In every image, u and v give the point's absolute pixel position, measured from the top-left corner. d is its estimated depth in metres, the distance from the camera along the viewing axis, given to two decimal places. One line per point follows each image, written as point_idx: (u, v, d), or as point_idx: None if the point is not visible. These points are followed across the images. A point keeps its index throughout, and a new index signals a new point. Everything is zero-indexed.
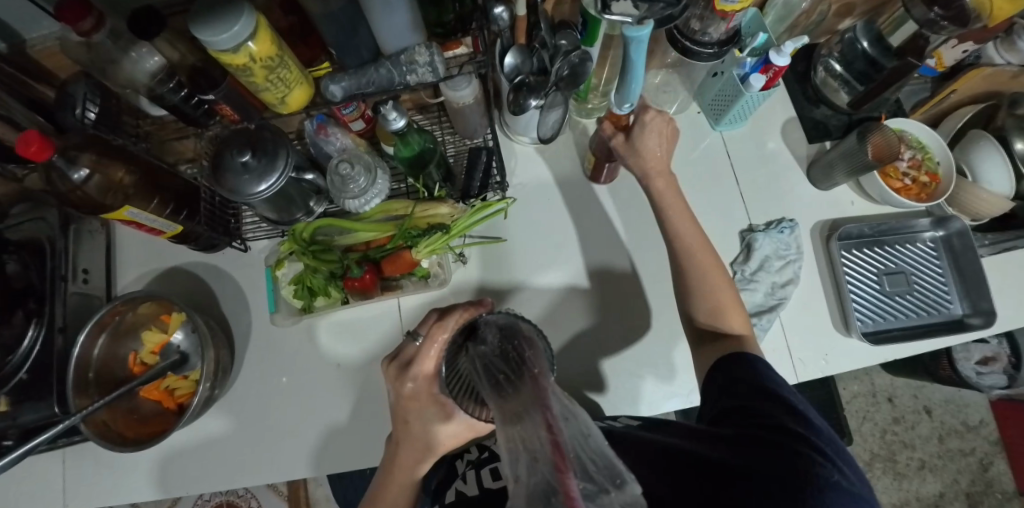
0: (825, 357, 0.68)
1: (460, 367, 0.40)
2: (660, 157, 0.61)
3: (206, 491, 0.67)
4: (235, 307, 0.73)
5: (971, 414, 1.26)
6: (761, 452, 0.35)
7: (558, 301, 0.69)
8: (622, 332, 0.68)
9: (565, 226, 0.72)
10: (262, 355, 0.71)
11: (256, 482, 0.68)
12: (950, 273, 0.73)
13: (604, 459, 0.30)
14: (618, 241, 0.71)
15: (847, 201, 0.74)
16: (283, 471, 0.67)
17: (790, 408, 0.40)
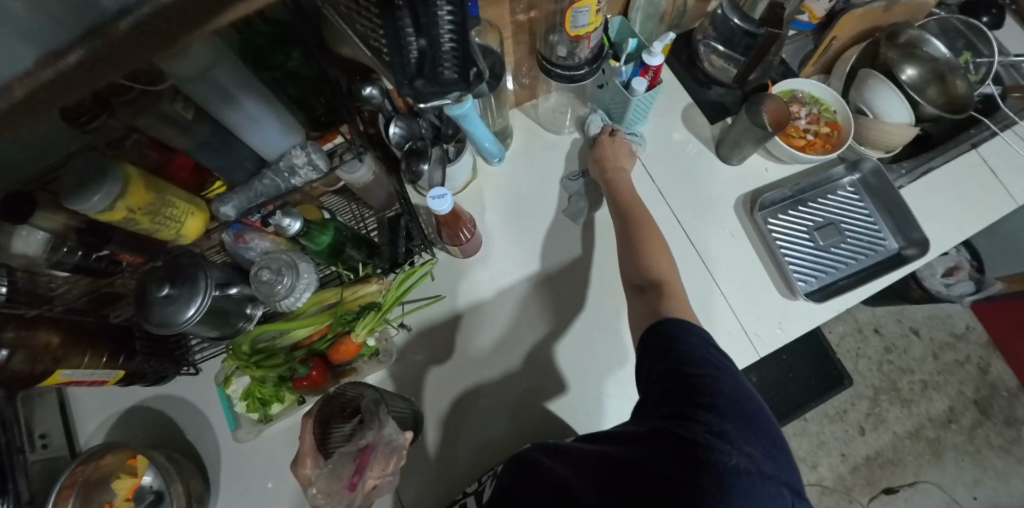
0: (780, 325, 0.67)
1: (340, 433, 0.57)
2: (621, 162, 0.71)
3: None
4: (199, 431, 0.73)
5: (957, 323, 1.29)
6: (680, 450, 0.38)
7: (511, 319, 0.70)
8: (578, 330, 0.70)
9: (512, 246, 0.73)
10: (238, 470, 0.71)
11: None
12: (877, 212, 0.73)
13: (394, 440, 0.54)
14: (564, 245, 0.73)
15: (762, 169, 0.74)
16: None
17: (705, 381, 0.42)
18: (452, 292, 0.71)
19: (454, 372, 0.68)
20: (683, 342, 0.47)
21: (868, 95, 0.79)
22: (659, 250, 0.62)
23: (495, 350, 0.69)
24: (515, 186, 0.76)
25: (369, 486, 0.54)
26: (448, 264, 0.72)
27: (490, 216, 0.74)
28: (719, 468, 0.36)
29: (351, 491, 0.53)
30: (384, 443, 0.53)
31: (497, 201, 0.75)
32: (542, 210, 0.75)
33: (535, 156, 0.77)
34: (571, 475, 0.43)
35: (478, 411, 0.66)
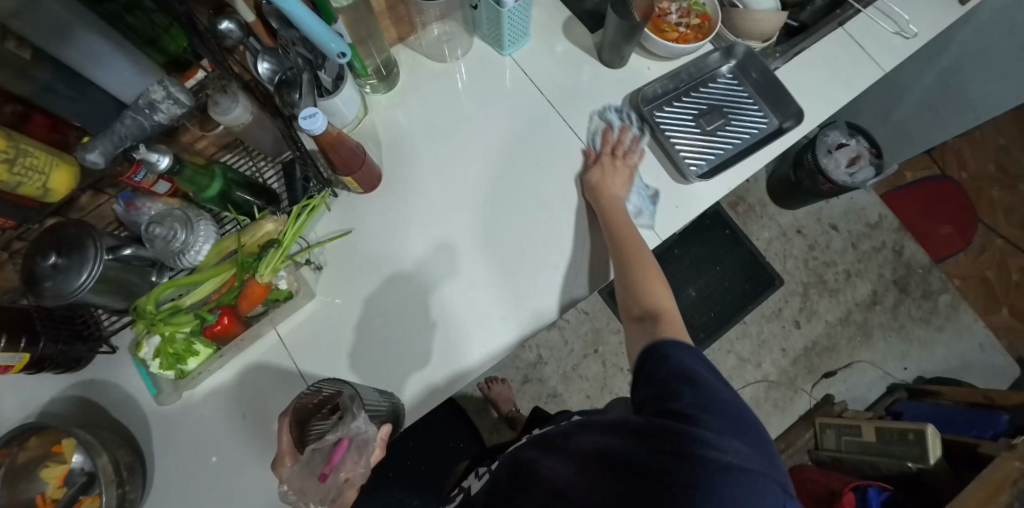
0: (675, 207, 0.72)
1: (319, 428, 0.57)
2: (608, 189, 0.69)
3: None
4: (123, 410, 0.69)
5: (870, 213, 1.37)
6: (665, 442, 0.36)
7: (441, 263, 0.71)
8: (511, 264, 0.71)
9: (435, 189, 0.74)
10: (169, 441, 0.68)
11: None
12: (754, 93, 0.77)
13: (362, 438, 0.53)
14: (484, 180, 0.74)
15: (643, 69, 0.77)
16: None
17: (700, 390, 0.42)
18: (361, 227, 0.72)
19: (429, 382, 0.67)
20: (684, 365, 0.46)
21: None
22: (657, 281, 0.62)
23: (437, 298, 0.69)
24: (425, 124, 0.76)
25: (342, 478, 0.55)
26: (403, 271, 0.70)
27: (434, 190, 0.73)
28: (708, 458, 0.34)
29: (322, 479, 0.54)
30: (352, 438, 0.52)
31: (446, 203, 0.73)
32: (459, 150, 0.75)
33: (468, 148, 0.75)
34: (569, 471, 0.40)
35: (416, 350, 0.68)
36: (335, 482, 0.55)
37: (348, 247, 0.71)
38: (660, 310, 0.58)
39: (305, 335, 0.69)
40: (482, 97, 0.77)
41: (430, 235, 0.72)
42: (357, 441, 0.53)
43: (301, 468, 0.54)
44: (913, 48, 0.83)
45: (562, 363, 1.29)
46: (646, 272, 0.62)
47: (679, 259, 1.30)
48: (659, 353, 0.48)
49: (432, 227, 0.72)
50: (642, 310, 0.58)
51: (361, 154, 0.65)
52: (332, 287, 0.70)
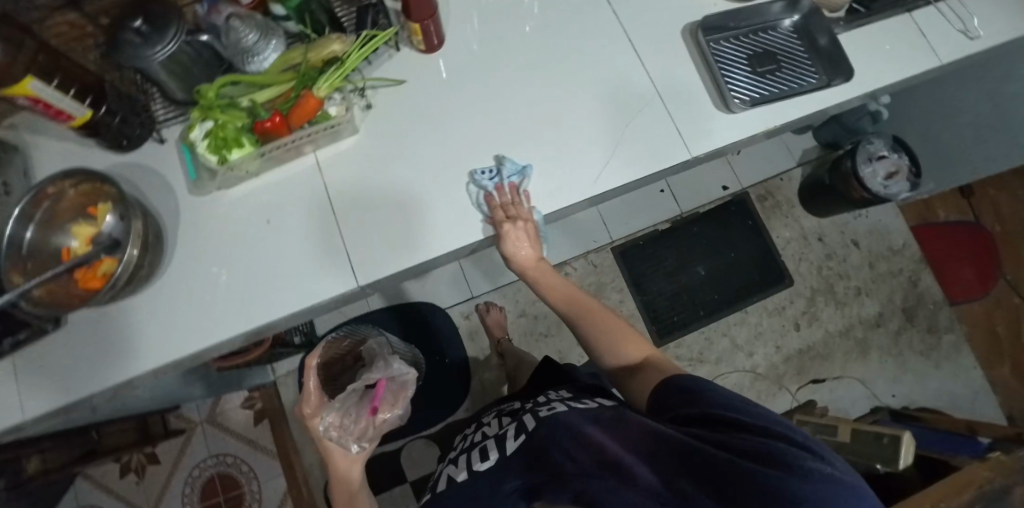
0: (710, 131, 0.74)
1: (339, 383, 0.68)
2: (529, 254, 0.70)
3: (147, 360, 0.68)
4: (155, 195, 0.72)
5: (894, 238, 1.37)
6: (751, 454, 0.37)
7: (450, 228, 0.71)
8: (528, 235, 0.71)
9: (428, 159, 0.72)
10: (193, 229, 0.71)
11: (198, 345, 0.68)
12: (810, 50, 0.78)
13: (398, 382, 0.67)
14: (495, 156, 0.73)
15: (710, 4, 0.79)
16: (222, 333, 0.68)
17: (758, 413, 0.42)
18: (413, 82, 0.75)
19: (443, 246, 0.70)
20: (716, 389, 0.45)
21: None
22: (626, 332, 0.62)
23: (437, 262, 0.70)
24: (395, 100, 0.74)
25: (380, 419, 0.63)
26: (442, 146, 0.73)
27: (428, 163, 0.72)
28: (804, 472, 0.34)
29: (371, 414, 0.62)
30: (393, 375, 0.67)
31: (445, 178, 0.72)
32: (446, 126, 0.74)
33: (450, 126, 0.74)
34: (626, 451, 0.42)
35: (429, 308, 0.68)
36: (373, 423, 0.63)
37: (396, 103, 0.74)
38: (649, 356, 0.59)
39: (338, 166, 0.72)
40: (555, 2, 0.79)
41: (455, 212, 0.71)
42: (408, 385, 0.68)
43: (346, 398, 0.63)
44: (975, 49, 0.84)
45: None
46: (616, 331, 0.62)
47: (697, 240, 1.33)
48: (698, 381, 0.48)
49: (481, 135, 0.74)
50: (631, 363, 0.59)
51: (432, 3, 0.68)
52: (345, 247, 0.70)
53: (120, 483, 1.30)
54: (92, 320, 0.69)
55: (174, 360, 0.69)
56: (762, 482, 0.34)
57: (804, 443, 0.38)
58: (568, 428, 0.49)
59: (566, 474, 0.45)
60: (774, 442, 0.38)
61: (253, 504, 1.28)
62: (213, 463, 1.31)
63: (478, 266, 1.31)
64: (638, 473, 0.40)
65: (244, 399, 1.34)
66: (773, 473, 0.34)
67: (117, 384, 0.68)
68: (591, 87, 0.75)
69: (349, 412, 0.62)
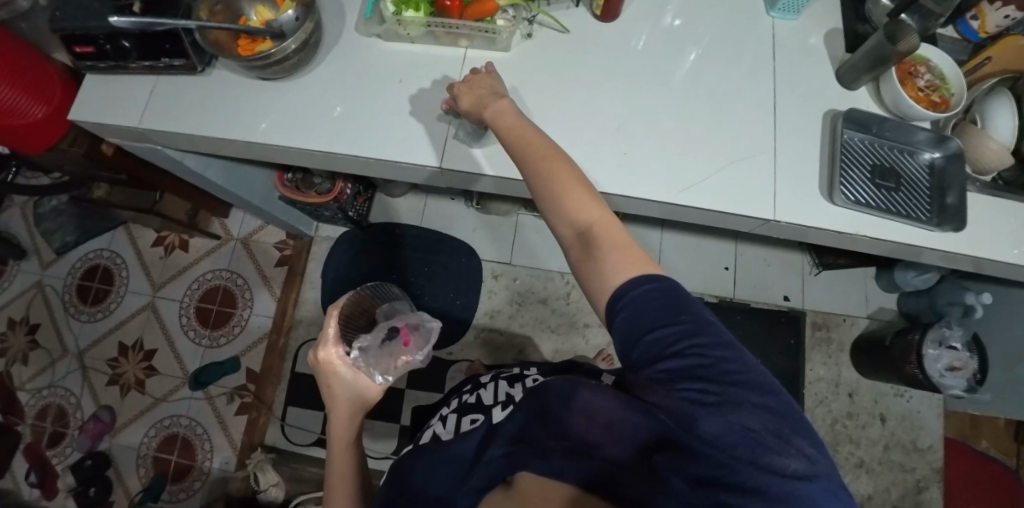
0: (803, 207, 0.76)
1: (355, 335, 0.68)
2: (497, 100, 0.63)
3: (251, 134, 0.79)
4: (328, 17, 0.83)
5: (923, 436, 1.29)
6: (728, 438, 0.33)
7: None
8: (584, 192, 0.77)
9: (541, 91, 0.79)
10: (341, 57, 0.81)
11: (295, 144, 0.79)
12: (936, 189, 0.78)
13: (417, 335, 0.73)
14: (600, 119, 0.78)
15: (864, 105, 0.81)
16: (318, 144, 0.78)
17: (736, 365, 0.37)
18: (572, 35, 0.81)
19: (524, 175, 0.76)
20: (693, 319, 0.39)
21: (985, 110, 0.83)
22: (582, 187, 0.49)
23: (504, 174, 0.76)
24: (545, 35, 0.81)
25: (404, 360, 0.67)
26: (569, 96, 0.79)
27: (541, 93, 0.79)
28: (782, 474, 0.32)
29: (405, 347, 0.68)
30: (415, 326, 0.73)
31: (546, 112, 0.78)
32: (570, 73, 0.80)
33: (574, 76, 0.80)
34: (603, 433, 0.36)
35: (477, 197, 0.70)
36: (398, 363, 0.65)
37: (551, 43, 0.81)
38: (602, 221, 0.47)
39: (476, 68, 0.79)
40: (728, 33, 0.83)
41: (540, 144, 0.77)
42: (431, 336, 0.74)
43: (370, 341, 0.64)
44: None
45: (577, 314, 1.33)
46: (570, 184, 0.49)
47: (730, 328, 1.32)
48: (665, 291, 0.40)
49: (605, 106, 0.79)
50: (578, 230, 0.47)
51: None
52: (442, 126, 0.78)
53: (148, 249, 1.44)
54: (233, 82, 0.82)
55: (271, 146, 0.79)
56: (736, 477, 0.32)
57: (782, 426, 0.35)
58: (550, 392, 0.42)
59: (548, 448, 0.37)
60: (752, 422, 0.34)
61: (236, 327, 1.38)
62: (226, 276, 1.42)
63: (527, 240, 1.37)
64: (610, 452, 0.35)
65: (278, 240, 1.45)
66: (748, 468, 0.32)
67: (218, 138, 0.80)
68: (720, 116, 0.79)
69: (374, 349, 0.64)
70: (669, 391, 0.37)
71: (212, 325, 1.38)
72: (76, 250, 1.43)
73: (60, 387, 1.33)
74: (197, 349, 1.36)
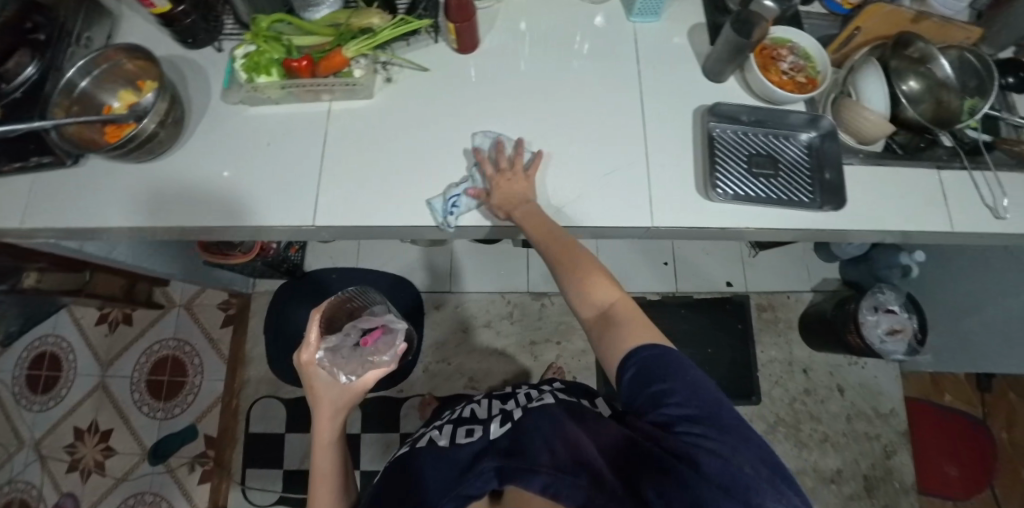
0: (683, 209, 0.75)
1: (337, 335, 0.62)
2: (517, 195, 0.71)
3: (129, 218, 0.79)
4: (195, 90, 0.83)
5: (883, 402, 1.30)
6: (723, 475, 0.39)
7: (408, 199, 0.77)
8: (466, 227, 0.77)
9: (411, 134, 0.79)
10: (210, 128, 0.81)
11: (172, 222, 0.78)
12: (816, 170, 0.78)
13: (388, 339, 0.59)
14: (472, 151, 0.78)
15: (734, 95, 0.81)
16: (194, 218, 0.78)
17: (726, 420, 0.44)
18: (435, 73, 0.82)
19: (402, 219, 0.76)
20: (687, 381, 0.47)
21: (859, 81, 0.81)
22: (597, 272, 0.61)
23: (381, 223, 0.76)
24: (414, 78, 0.81)
25: (369, 364, 0.58)
26: (439, 133, 0.79)
27: (413, 136, 0.79)
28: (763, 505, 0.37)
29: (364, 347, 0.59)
30: (389, 330, 0.60)
31: (420, 156, 0.78)
32: (441, 111, 0.80)
33: (440, 114, 0.80)
34: (595, 456, 0.44)
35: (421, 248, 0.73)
36: (364, 366, 0.58)
37: (416, 84, 0.81)
38: (618, 300, 0.58)
39: (343, 119, 0.80)
40: (592, 48, 0.84)
41: (412, 186, 0.77)
42: (399, 340, 0.60)
43: (338, 341, 0.59)
44: (997, 231, 0.79)
45: (523, 332, 1.32)
46: (584, 269, 0.61)
47: (677, 322, 1.31)
48: (670, 355, 0.49)
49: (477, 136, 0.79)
50: (598, 309, 0.58)
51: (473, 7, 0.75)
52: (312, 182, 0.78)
53: (93, 328, 1.44)
54: (106, 167, 0.81)
55: (149, 225, 0.80)
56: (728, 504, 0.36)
57: (768, 474, 0.40)
58: (550, 423, 0.53)
59: (539, 464, 0.45)
60: (741, 467, 0.40)
61: (189, 394, 1.37)
62: (173, 344, 1.42)
63: (463, 264, 1.37)
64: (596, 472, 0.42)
65: (221, 301, 1.44)
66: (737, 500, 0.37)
67: (98, 225, 0.79)
68: (592, 131, 0.79)
69: (347, 347, 0.59)
70: (671, 434, 0.44)
71: (166, 396, 1.38)
72: (19, 340, 1.42)
73: (20, 482, 1.32)
74: (153, 422, 1.36)
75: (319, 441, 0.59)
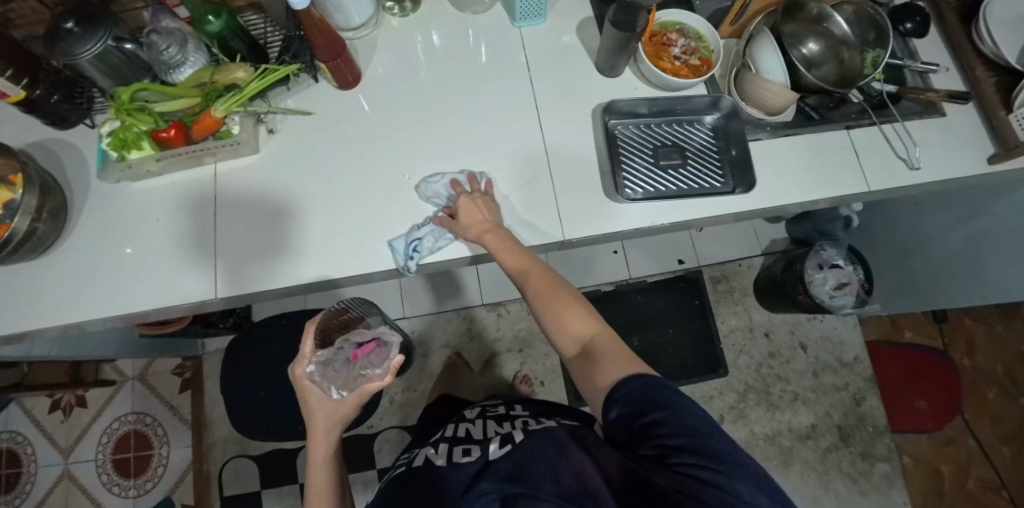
0: (595, 216, 0.73)
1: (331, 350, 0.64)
2: (479, 218, 0.69)
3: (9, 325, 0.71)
4: (73, 172, 0.78)
5: (845, 351, 1.32)
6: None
7: (312, 252, 0.73)
8: (380, 272, 0.74)
9: (306, 183, 0.75)
10: (93, 211, 0.76)
11: (62, 320, 0.72)
12: (725, 152, 0.77)
13: (381, 351, 0.60)
14: (372, 192, 0.75)
15: (631, 87, 0.79)
16: (85, 312, 0.72)
17: (719, 445, 0.43)
18: (322, 114, 0.78)
19: (309, 275, 0.73)
20: (679, 406, 0.46)
21: (755, 51, 0.77)
22: (571, 305, 0.60)
23: (290, 283, 0.72)
24: (301, 124, 0.77)
25: (360, 376, 0.59)
26: (335, 179, 0.76)
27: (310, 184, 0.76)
28: None
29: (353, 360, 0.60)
30: (383, 341, 0.61)
31: (320, 205, 0.75)
32: (334, 153, 0.77)
33: (333, 157, 0.77)
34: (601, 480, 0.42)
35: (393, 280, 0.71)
36: (356, 378, 0.59)
37: (304, 130, 0.77)
38: (596, 333, 0.58)
39: (233, 179, 0.76)
40: (481, 63, 0.81)
41: (315, 237, 0.74)
42: (391, 352, 0.60)
43: (332, 354, 0.61)
44: (913, 183, 0.79)
45: (484, 346, 1.31)
46: (558, 303, 0.60)
47: (635, 309, 1.30)
48: (659, 384, 0.48)
49: (375, 174, 0.76)
50: (579, 344, 0.58)
51: (342, 42, 0.71)
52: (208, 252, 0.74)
53: (47, 416, 1.38)
54: None
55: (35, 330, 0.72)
56: None
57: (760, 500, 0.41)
58: (556, 442, 0.48)
59: (542, 491, 0.42)
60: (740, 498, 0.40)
61: (159, 467, 1.34)
62: (133, 419, 1.37)
63: (412, 288, 1.34)
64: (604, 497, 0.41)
65: (176, 366, 1.40)
66: None
67: None
68: (493, 151, 0.77)
69: (340, 362, 0.61)
70: (667, 464, 0.43)
71: (135, 472, 1.34)
72: None
73: None
74: (127, 501, 1.32)
75: (314, 458, 0.60)
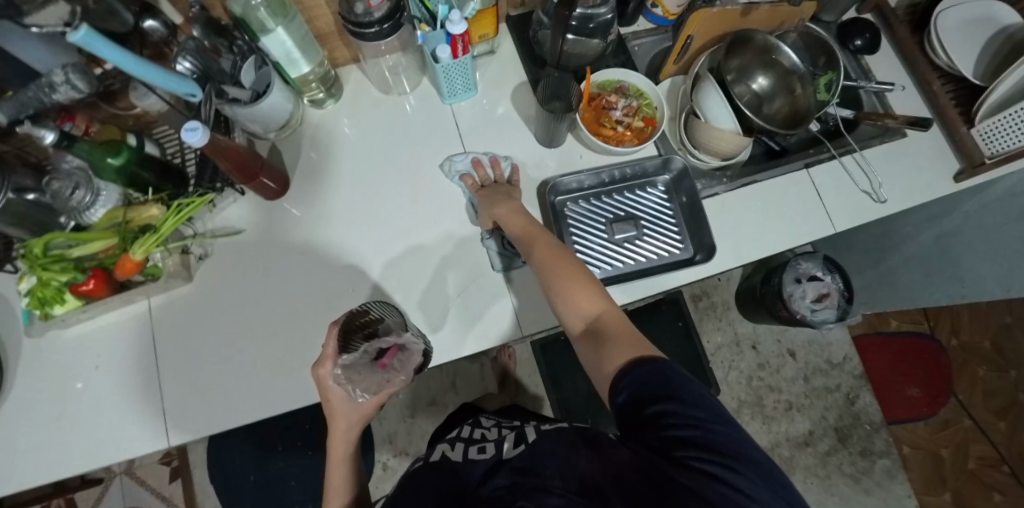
0: None
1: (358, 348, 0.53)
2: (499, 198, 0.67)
3: None
4: None
5: (834, 352, 1.31)
6: None
7: (267, 379, 0.70)
8: None
9: (249, 303, 0.72)
10: (24, 365, 0.71)
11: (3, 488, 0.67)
12: (682, 214, 0.74)
13: (411, 355, 0.50)
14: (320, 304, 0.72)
15: (576, 154, 0.75)
16: (25, 478, 0.67)
17: (736, 449, 0.37)
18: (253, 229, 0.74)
19: (265, 406, 0.69)
20: (704, 408, 0.39)
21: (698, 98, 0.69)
22: (585, 287, 0.54)
23: (247, 415, 0.69)
24: (238, 239, 0.73)
25: (393, 381, 0.49)
26: (285, 286, 0.72)
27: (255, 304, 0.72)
28: None
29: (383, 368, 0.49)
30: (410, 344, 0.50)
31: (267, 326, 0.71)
32: (278, 267, 0.73)
33: (274, 271, 0.73)
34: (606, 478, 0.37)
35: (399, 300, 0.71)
36: (391, 379, 0.50)
37: (238, 248, 0.73)
38: (605, 311, 0.52)
39: (172, 311, 0.72)
40: (416, 147, 0.76)
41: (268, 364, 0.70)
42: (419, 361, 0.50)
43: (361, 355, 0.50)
44: (879, 215, 0.76)
45: (471, 397, 1.29)
46: (569, 280, 0.55)
47: None
48: (671, 370, 0.42)
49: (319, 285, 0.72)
50: (587, 321, 0.52)
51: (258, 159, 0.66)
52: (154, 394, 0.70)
53: None
54: None
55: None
56: None
57: None
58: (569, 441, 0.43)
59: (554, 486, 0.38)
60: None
61: None
62: None
63: None
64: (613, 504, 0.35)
65: (163, 455, 1.37)
66: None
67: None
68: (443, 242, 0.73)
69: (364, 365, 0.50)
70: (678, 461, 0.37)
71: None
72: None
73: None
74: None
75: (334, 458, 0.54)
